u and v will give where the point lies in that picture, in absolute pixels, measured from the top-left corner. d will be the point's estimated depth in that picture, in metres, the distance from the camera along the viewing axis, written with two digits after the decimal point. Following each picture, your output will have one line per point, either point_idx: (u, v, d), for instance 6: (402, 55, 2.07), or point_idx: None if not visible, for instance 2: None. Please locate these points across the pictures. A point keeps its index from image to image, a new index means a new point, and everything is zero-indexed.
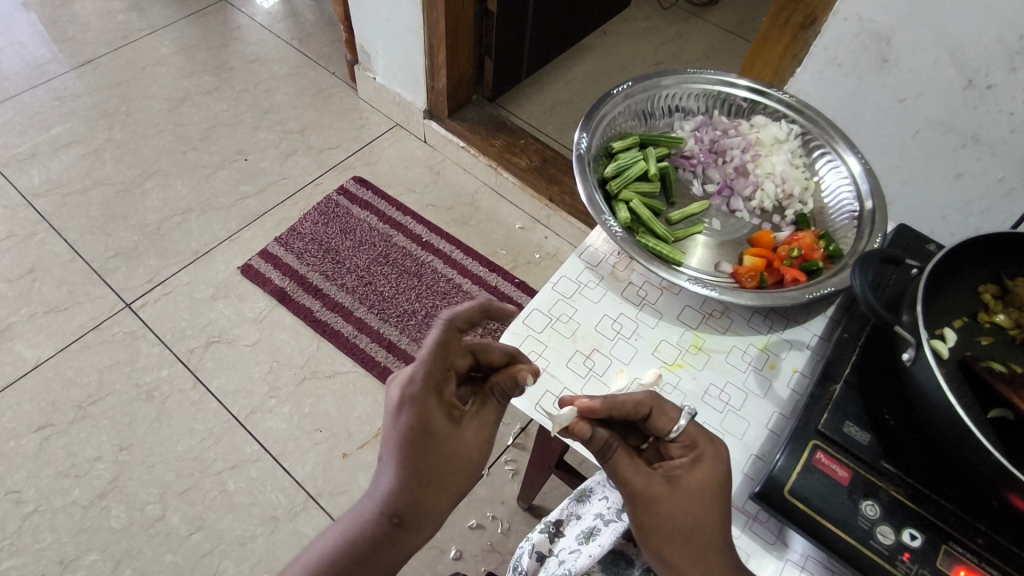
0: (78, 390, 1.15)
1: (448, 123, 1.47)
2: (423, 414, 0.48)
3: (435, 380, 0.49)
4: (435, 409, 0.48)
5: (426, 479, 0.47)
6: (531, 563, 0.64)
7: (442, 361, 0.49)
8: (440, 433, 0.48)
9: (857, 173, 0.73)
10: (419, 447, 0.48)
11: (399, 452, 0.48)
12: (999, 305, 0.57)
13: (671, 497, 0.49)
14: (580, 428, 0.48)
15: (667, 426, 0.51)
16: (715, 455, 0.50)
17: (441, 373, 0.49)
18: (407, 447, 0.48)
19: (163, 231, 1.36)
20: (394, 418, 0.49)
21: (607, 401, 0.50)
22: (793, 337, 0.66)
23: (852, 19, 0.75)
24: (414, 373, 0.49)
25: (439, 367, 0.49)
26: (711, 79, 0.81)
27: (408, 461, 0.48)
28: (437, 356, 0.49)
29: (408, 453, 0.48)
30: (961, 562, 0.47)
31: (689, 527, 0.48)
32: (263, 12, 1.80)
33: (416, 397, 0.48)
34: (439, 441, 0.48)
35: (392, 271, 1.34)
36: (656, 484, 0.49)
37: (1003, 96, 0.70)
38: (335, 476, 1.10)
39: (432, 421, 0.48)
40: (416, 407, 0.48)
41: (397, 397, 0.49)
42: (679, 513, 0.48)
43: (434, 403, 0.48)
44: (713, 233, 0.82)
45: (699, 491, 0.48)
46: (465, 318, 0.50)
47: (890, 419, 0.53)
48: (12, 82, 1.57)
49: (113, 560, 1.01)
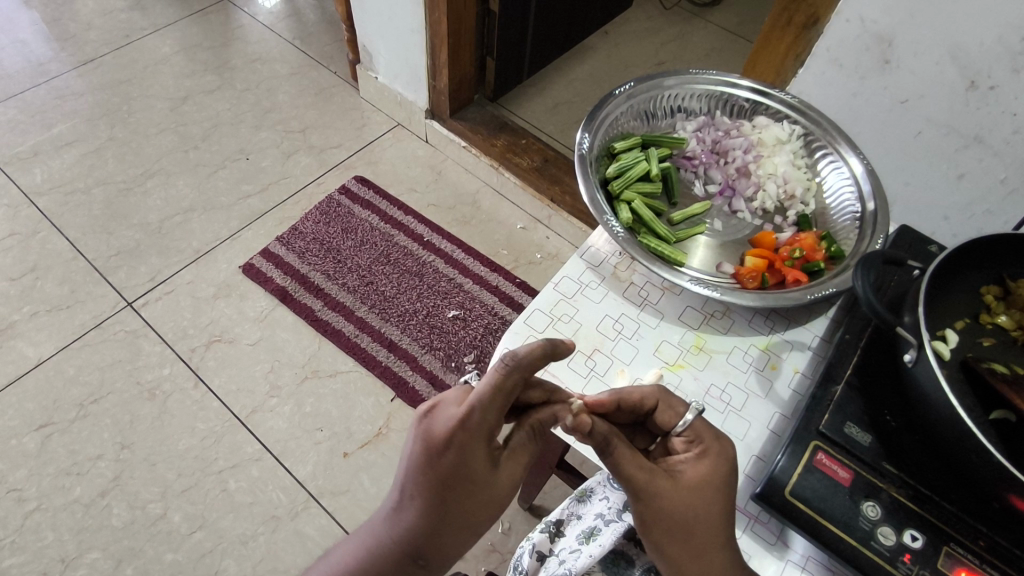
0: (79, 389, 1.15)
1: (449, 123, 1.47)
2: (466, 459, 0.45)
3: (486, 425, 0.45)
4: (478, 453, 0.45)
5: (455, 524, 0.46)
6: (531, 563, 0.64)
7: (498, 407, 0.46)
8: (478, 479, 0.45)
9: (858, 174, 0.73)
10: (453, 493, 0.45)
11: (431, 493, 0.45)
12: (1001, 307, 0.57)
13: (675, 492, 0.48)
14: (582, 419, 0.48)
15: (672, 420, 0.53)
16: (719, 450, 0.50)
17: (494, 419, 0.45)
18: (442, 490, 0.45)
19: (165, 229, 1.36)
20: (433, 458, 0.45)
21: (613, 395, 0.52)
22: (794, 338, 0.66)
23: (854, 20, 0.76)
24: (464, 415, 0.45)
25: (493, 412, 0.45)
26: (713, 79, 0.81)
27: (440, 505, 0.45)
28: (494, 401, 0.45)
29: (440, 495, 0.45)
30: (962, 564, 0.47)
31: (691, 522, 0.48)
32: (264, 11, 1.80)
33: (462, 441, 0.45)
34: (476, 488, 0.45)
35: (393, 271, 1.34)
36: (659, 479, 0.48)
37: (1005, 97, 0.70)
38: (336, 475, 1.10)
39: (472, 465, 0.45)
40: (459, 450, 0.45)
41: (437, 438, 0.45)
42: (681, 508, 0.48)
43: (478, 447, 0.45)
44: (714, 233, 0.81)
45: (701, 485, 0.48)
46: (529, 363, 0.46)
47: (891, 421, 0.53)
48: (14, 80, 1.58)
49: (114, 559, 1.01)
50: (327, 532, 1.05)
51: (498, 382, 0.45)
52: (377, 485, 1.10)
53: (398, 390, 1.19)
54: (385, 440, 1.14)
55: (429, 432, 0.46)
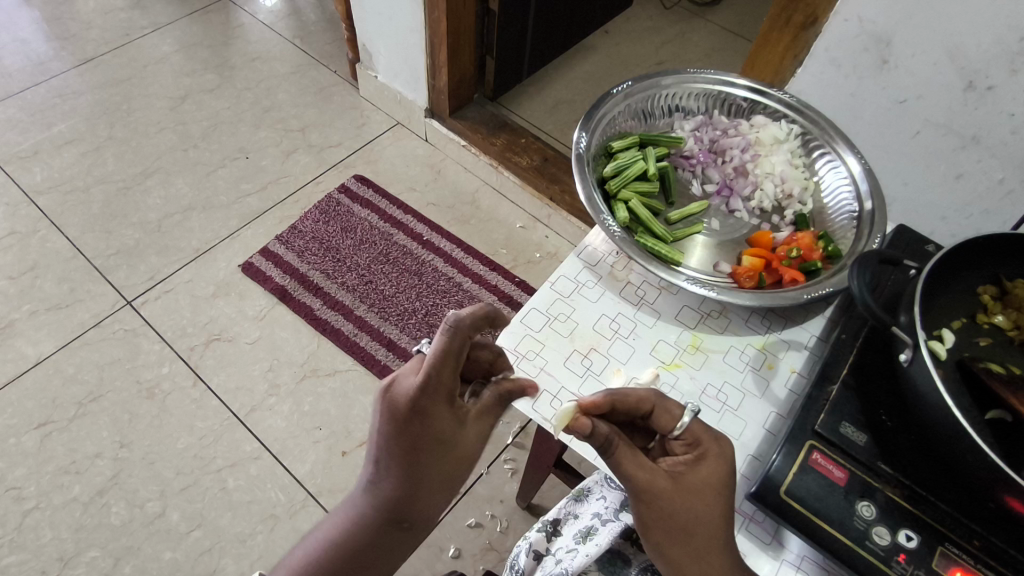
0: (79, 387, 1.15)
1: (449, 122, 1.47)
2: (430, 421, 0.47)
3: (443, 387, 0.47)
4: (443, 415, 0.48)
5: (430, 482, 0.49)
6: (527, 563, 0.64)
7: (453, 369, 0.47)
8: (444, 437, 0.48)
9: (856, 173, 0.73)
10: (424, 453, 0.48)
11: (402, 458, 0.48)
12: (998, 307, 0.57)
13: (674, 494, 0.48)
14: (583, 423, 0.48)
15: (670, 424, 0.51)
16: (719, 453, 0.50)
17: (451, 381, 0.47)
18: (414, 454, 0.48)
19: (164, 228, 1.36)
20: (404, 425, 0.48)
21: (609, 396, 0.51)
22: (791, 337, 0.66)
23: (852, 20, 0.75)
24: (422, 382, 0.47)
25: (448, 374, 0.47)
26: (711, 79, 0.81)
27: (414, 467, 0.48)
28: (445, 365, 0.47)
29: (412, 459, 0.48)
30: (957, 564, 0.47)
31: (691, 524, 0.48)
32: (264, 10, 1.80)
33: (428, 406, 0.47)
34: (444, 445, 0.48)
35: (392, 270, 1.34)
36: (660, 481, 0.48)
37: (1003, 97, 0.70)
38: (334, 474, 1.10)
39: (439, 427, 0.48)
40: (423, 414, 0.47)
41: (402, 406, 0.48)
42: (681, 510, 0.48)
43: (441, 408, 0.48)
44: (712, 233, 0.82)
45: (701, 488, 0.48)
46: (472, 324, 0.47)
47: (887, 420, 0.53)
48: (14, 79, 1.58)
49: (113, 557, 1.01)
50: None
51: (446, 346, 0.46)
52: None
53: None
54: None
55: (393, 404, 0.48)
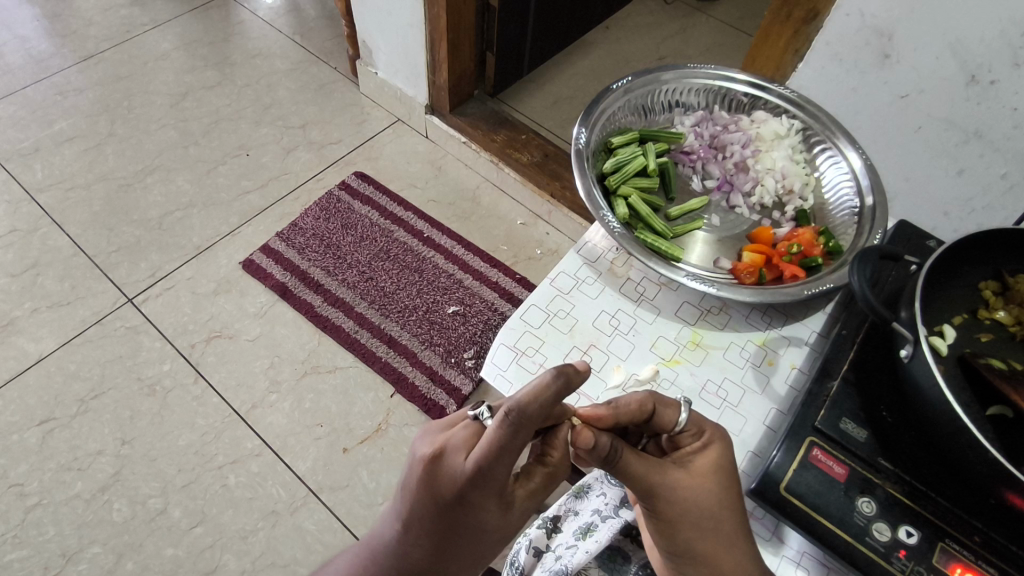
0: (81, 384, 1.16)
1: (449, 118, 1.46)
2: (478, 511, 0.44)
3: (498, 482, 0.43)
4: (488, 506, 0.44)
5: (464, 559, 0.47)
6: (528, 559, 0.64)
7: (512, 464, 0.42)
8: (487, 526, 0.45)
9: (857, 169, 0.73)
10: (464, 536, 0.45)
11: (438, 534, 0.45)
12: (999, 302, 0.56)
13: (690, 482, 0.48)
14: (584, 438, 0.45)
15: (672, 419, 0.51)
16: (721, 438, 0.51)
17: (506, 475, 0.43)
18: (450, 534, 0.45)
19: (165, 225, 1.36)
20: (446, 508, 0.44)
21: (611, 409, 0.49)
22: (791, 333, 0.66)
23: (854, 14, 0.75)
24: (472, 473, 0.42)
25: (503, 470, 0.42)
26: (711, 74, 0.80)
27: (449, 544, 0.46)
28: (501, 459, 0.42)
29: (450, 537, 0.45)
30: (958, 560, 0.47)
31: (716, 511, 0.47)
32: (264, 7, 1.79)
33: (474, 497, 0.43)
34: (485, 533, 0.45)
35: (393, 267, 1.34)
36: (674, 472, 0.48)
37: (1007, 91, 0.69)
38: (335, 470, 1.11)
39: (484, 516, 0.44)
40: (469, 502, 0.43)
41: (448, 489, 0.44)
42: (700, 500, 0.47)
43: (489, 501, 0.43)
44: (712, 229, 0.81)
45: (713, 472, 0.48)
46: (539, 417, 0.41)
47: (887, 416, 0.53)
48: (14, 76, 1.58)
49: (115, 553, 1.01)
50: (326, 527, 1.06)
51: (502, 441, 0.41)
52: (377, 481, 1.10)
53: (399, 386, 1.19)
54: (385, 436, 1.14)
55: (436, 481, 0.44)
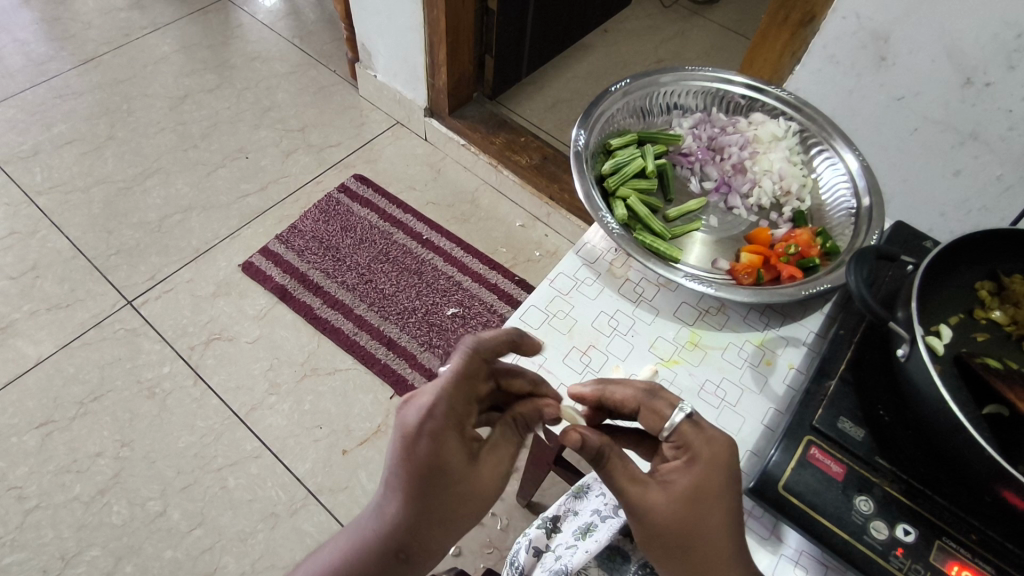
0: (80, 387, 1.16)
1: (447, 121, 1.47)
2: (441, 452, 0.46)
3: (455, 413, 0.46)
4: (452, 445, 0.46)
5: (436, 516, 0.47)
6: (527, 559, 0.64)
7: (466, 395, 0.47)
8: (453, 472, 0.46)
9: (853, 170, 0.73)
10: (429, 484, 0.46)
11: (407, 485, 0.46)
12: (995, 302, 0.57)
13: (664, 507, 0.47)
14: (571, 434, 0.47)
15: (659, 424, 0.50)
16: (710, 456, 0.47)
17: (463, 407, 0.47)
18: (416, 484, 0.46)
19: (164, 228, 1.36)
20: (408, 448, 0.46)
21: (597, 391, 0.54)
22: (789, 333, 0.66)
23: (850, 17, 0.75)
24: (434, 404, 0.46)
25: (461, 399, 0.47)
26: (708, 77, 0.80)
27: (417, 497, 0.46)
28: (461, 387, 0.47)
29: (417, 487, 0.46)
30: (955, 558, 0.47)
31: (684, 539, 0.46)
32: (264, 10, 1.80)
33: (435, 432, 0.46)
34: (451, 477, 0.46)
35: (392, 269, 1.34)
36: (652, 492, 0.47)
37: (1002, 93, 0.70)
38: (334, 472, 1.11)
39: (449, 457, 0.46)
40: (431, 441, 0.46)
41: (409, 428, 0.46)
42: (672, 524, 0.46)
43: (452, 439, 0.46)
44: (710, 230, 0.82)
45: (689, 499, 0.47)
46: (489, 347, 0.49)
47: (885, 416, 0.53)
48: (13, 80, 1.58)
49: (114, 556, 1.01)
50: (326, 529, 1.06)
51: (458, 367, 0.47)
52: (376, 482, 1.10)
53: (398, 388, 1.19)
54: (384, 437, 1.14)
55: (402, 424, 0.47)
